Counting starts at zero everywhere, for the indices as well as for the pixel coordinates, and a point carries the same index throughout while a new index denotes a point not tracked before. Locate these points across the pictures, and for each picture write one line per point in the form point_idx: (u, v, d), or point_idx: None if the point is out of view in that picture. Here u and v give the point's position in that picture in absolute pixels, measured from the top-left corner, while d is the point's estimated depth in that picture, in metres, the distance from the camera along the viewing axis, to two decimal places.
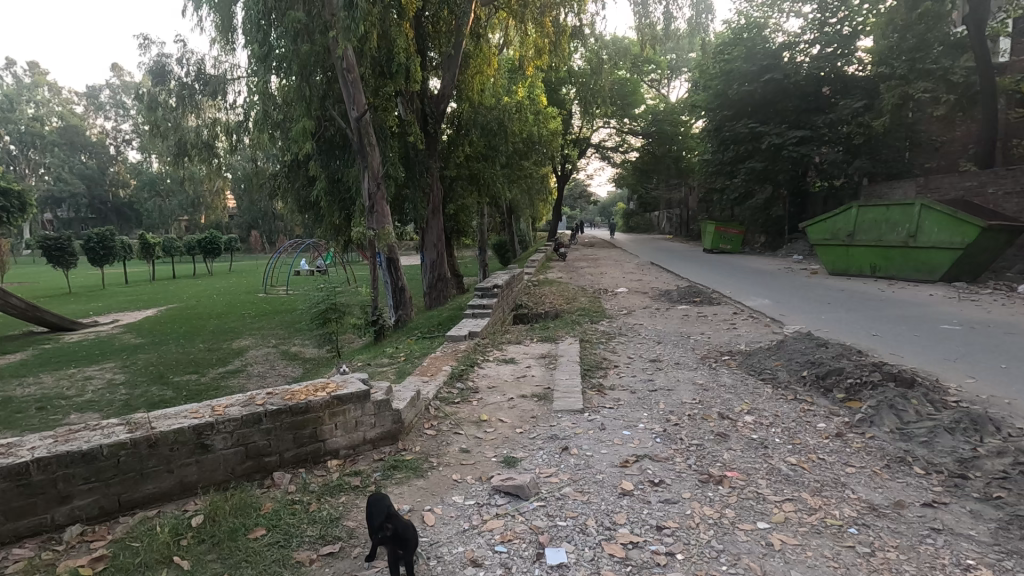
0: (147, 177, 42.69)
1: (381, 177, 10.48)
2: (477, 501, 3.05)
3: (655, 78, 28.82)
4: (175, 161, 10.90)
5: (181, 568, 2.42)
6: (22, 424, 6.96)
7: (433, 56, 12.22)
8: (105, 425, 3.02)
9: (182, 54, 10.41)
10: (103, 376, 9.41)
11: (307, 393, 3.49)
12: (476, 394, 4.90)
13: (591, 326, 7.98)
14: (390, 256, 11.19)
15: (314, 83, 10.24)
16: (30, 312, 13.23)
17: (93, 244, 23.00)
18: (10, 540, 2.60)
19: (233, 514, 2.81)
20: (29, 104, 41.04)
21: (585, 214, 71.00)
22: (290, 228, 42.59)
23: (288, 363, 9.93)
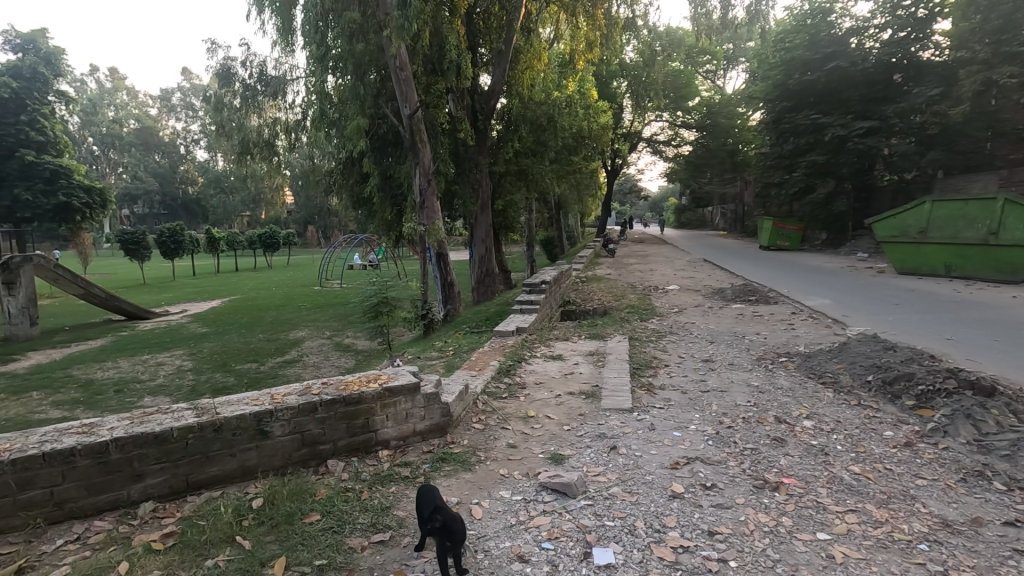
0: (213, 175, 44.99)
1: (431, 173, 10.64)
2: (524, 496, 3.06)
3: (711, 69, 27.89)
4: (238, 160, 11.42)
5: (242, 548, 2.54)
6: (102, 406, 7.50)
7: (484, 52, 12.30)
8: (175, 409, 3.20)
9: (245, 56, 10.88)
10: (172, 362, 10.02)
11: (359, 384, 3.59)
12: (523, 390, 4.92)
13: (640, 324, 7.84)
14: (439, 252, 11.35)
15: (368, 82, 10.49)
16: (110, 301, 14.25)
17: (165, 239, 24.49)
18: (92, 513, 2.81)
19: (290, 499, 2.92)
20: (110, 108, 43.98)
21: (635, 210, 69.79)
22: (344, 224, 43.96)
23: (341, 355, 10.26)
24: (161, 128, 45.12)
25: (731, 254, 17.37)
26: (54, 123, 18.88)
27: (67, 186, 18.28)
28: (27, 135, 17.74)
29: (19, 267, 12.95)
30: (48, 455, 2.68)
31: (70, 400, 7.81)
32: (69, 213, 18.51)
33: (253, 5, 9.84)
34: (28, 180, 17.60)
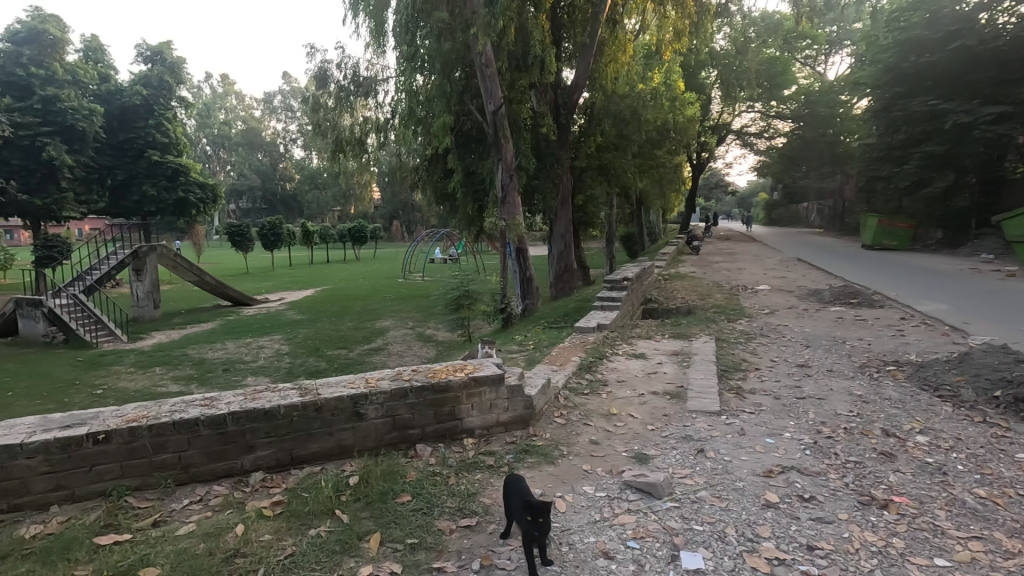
0: (309, 172, 48.02)
1: (514, 169, 10.75)
2: (608, 494, 3.03)
3: (810, 55, 26.04)
4: (332, 157, 12.11)
5: (341, 521, 2.70)
6: (212, 382, 8.28)
7: (568, 46, 12.23)
8: (281, 388, 3.47)
9: (340, 59, 11.50)
10: (272, 345, 10.85)
11: (447, 372, 3.71)
12: (605, 387, 4.87)
13: (727, 324, 7.51)
14: (519, 246, 11.44)
15: (454, 79, 10.77)
16: (219, 287, 15.66)
17: (266, 231, 26.51)
18: (211, 478, 3.09)
19: (383, 479, 3.08)
20: (221, 111, 48.09)
21: (721, 205, 66.70)
22: (427, 218, 45.48)
23: (423, 345, 10.65)
24: (264, 128, 48.74)
25: (829, 253, 16.17)
26: (176, 127, 20.92)
27: (185, 183, 20.23)
28: (154, 137, 19.72)
29: (146, 255, 14.56)
30: (177, 423, 2.99)
31: (187, 376, 8.69)
32: (186, 208, 20.45)
33: (349, 10, 10.38)
34: (154, 178, 19.66)
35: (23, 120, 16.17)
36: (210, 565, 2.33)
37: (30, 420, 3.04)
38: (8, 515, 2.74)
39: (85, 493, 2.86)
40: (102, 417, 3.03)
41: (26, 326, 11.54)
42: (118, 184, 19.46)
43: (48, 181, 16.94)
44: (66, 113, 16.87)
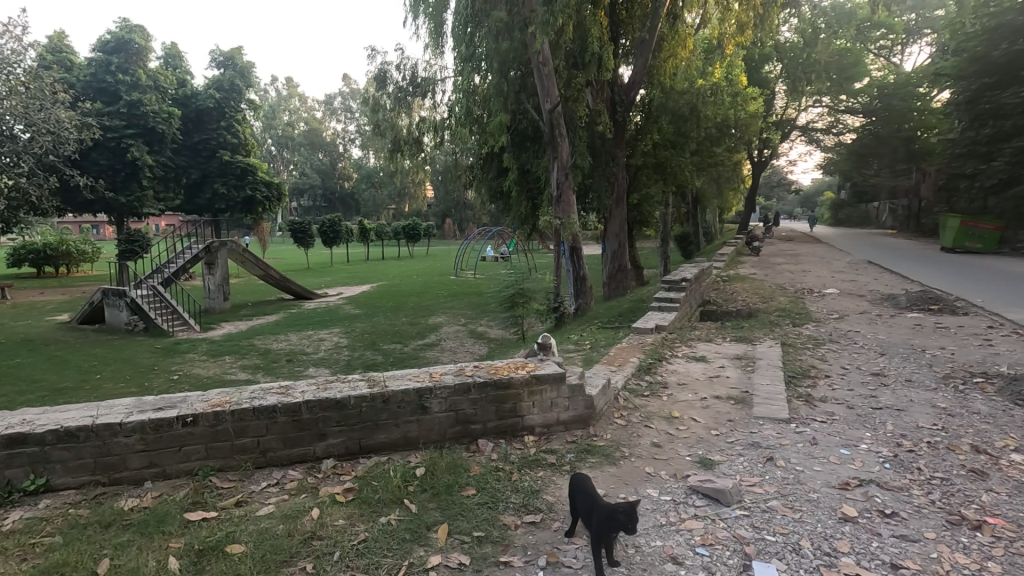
0: (366, 171, 49.40)
1: (569, 167, 10.70)
2: (673, 497, 2.98)
3: (885, 45, 24.55)
4: (390, 157, 12.41)
5: (409, 511, 2.77)
6: (277, 372, 8.67)
7: (625, 43, 11.96)
8: (351, 379, 3.60)
9: (400, 61, 11.77)
10: (331, 338, 11.26)
11: (509, 369, 3.74)
12: (665, 389, 4.78)
13: (793, 329, 7.20)
14: (573, 245, 11.36)
15: (511, 79, 10.83)
16: (282, 282, 16.36)
17: (326, 228, 27.51)
18: (286, 463, 3.24)
19: (448, 471, 3.14)
20: (285, 113, 50.16)
21: (782, 204, 63.99)
22: (478, 217, 45.94)
23: (476, 341, 10.77)
24: (324, 129, 50.56)
25: (903, 256, 15.22)
26: (245, 128, 21.91)
27: (253, 181, 21.22)
28: (224, 138, 20.78)
29: (218, 250, 15.40)
30: (256, 409, 3.16)
31: (253, 365, 9.15)
32: (253, 205, 21.44)
33: (409, 12, 10.61)
34: (225, 177, 20.75)
35: (111, 124, 17.55)
36: (290, 546, 2.45)
37: (126, 402, 3.28)
38: (107, 487, 2.97)
39: (175, 471, 3.06)
40: (189, 401, 3.23)
41: (113, 315, 12.43)
42: (192, 182, 20.62)
43: (132, 179, 18.25)
44: (147, 116, 18.12)
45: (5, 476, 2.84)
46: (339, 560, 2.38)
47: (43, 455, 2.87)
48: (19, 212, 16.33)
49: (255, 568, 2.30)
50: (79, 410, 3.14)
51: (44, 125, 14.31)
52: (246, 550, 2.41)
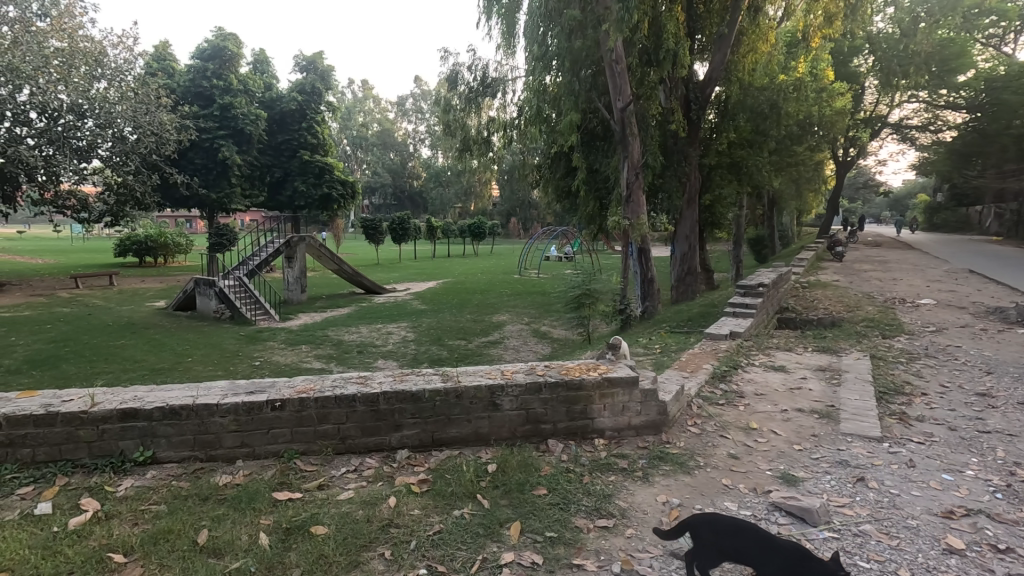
0: (434, 170, 50.48)
1: (640, 167, 10.46)
2: (754, 513, 2.85)
3: (995, 33, 22.31)
4: (459, 157, 12.58)
5: (483, 506, 2.81)
6: (348, 362, 9.04)
7: (702, 38, 11.52)
8: (426, 373, 3.69)
9: (471, 61, 11.93)
10: (399, 332, 11.62)
11: (581, 370, 3.70)
12: (742, 399, 4.58)
13: (882, 341, 6.71)
14: (642, 247, 11.10)
15: (583, 77, 10.74)
16: (355, 277, 17.06)
17: (396, 226, 28.40)
18: (364, 451, 3.37)
19: (519, 469, 3.15)
20: (360, 114, 52.17)
21: (867, 207, 59.91)
22: (544, 216, 45.92)
23: (539, 341, 10.78)
24: (396, 129, 52.20)
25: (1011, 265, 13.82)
26: (324, 129, 23.04)
27: (330, 180, 22.24)
28: (305, 139, 21.91)
29: (297, 245, 16.12)
30: (338, 397, 3.29)
31: (328, 355, 9.60)
32: (329, 203, 22.47)
33: (483, 14, 10.74)
34: (304, 175, 21.85)
35: (205, 125, 18.94)
36: (369, 532, 2.54)
37: (222, 384, 3.51)
38: (204, 463, 3.18)
39: (264, 452, 3.25)
40: (277, 387, 3.42)
41: (204, 303, 13.39)
42: (275, 181, 21.83)
43: (223, 177, 19.50)
44: (237, 118, 19.35)
45: (118, 446, 3.10)
46: (415, 548, 2.45)
47: (150, 430, 3.12)
48: (126, 206, 17.57)
49: (339, 551, 2.40)
50: (181, 390, 3.38)
51: (149, 128, 15.93)
52: (329, 533, 2.52)
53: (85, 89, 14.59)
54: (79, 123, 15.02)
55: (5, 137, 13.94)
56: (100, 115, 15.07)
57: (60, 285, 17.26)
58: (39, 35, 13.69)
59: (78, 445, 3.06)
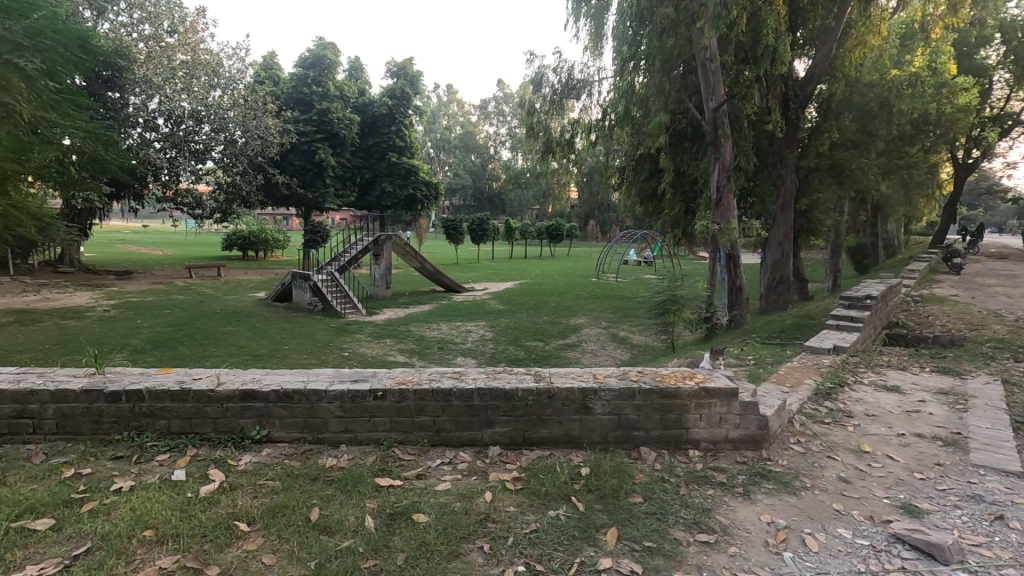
0: (514, 171, 50.95)
1: (731, 169, 9.95)
2: (873, 543, 2.63)
3: None
4: (541, 158, 12.51)
5: (577, 509, 2.79)
6: (430, 357, 9.33)
7: (804, 33, 10.83)
8: (518, 373, 3.72)
9: (557, 63, 11.93)
10: (477, 331, 11.83)
11: (676, 378, 3.57)
12: (851, 419, 4.24)
13: (1016, 365, 5.97)
14: (730, 253, 10.57)
15: (673, 77, 10.41)
16: (436, 275, 17.56)
17: (476, 226, 28.95)
18: (457, 445, 3.44)
19: (613, 475, 3.11)
20: (444, 117, 53.84)
21: (989, 215, 53.69)
22: (623, 219, 45.08)
23: (618, 346, 10.57)
24: (478, 132, 53.28)
25: None
26: (411, 132, 23.91)
27: (415, 181, 23.07)
28: (393, 142, 22.86)
29: (384, 243, 16.74)
30: (435, 391, 3.39)
31: (410, 349, 9.96)
32: (414, 204, 23.29)
33: (571, 15, 10.69)
34: (391, 176, 22.79)
35: (305, 129, 20.27)
36: (467, 524, 2.59)
37: (329, 372, 3.72)
38: (312, 445, 3.37)
39: (365, 438, 3.40)
40: (378, 378, 3.58)
41: (298, 295, 14.35)
42: (365, 181, 22.91)
43: (318, 178, 20.74)
44: (333, 122, 20.52)
45: (239, 424, 3.36)
46: (513, 545, 2.47)
47: (266, 411, 3.37)
48: (233, 204, 18.91)
49: (439, 539, 2.47)
50: (293, 375, 3.63)
51: (255, 132, 17.30)
52: (429, 522, 2.60)
53: (203, 97, 15.99)
54: (198, 128, 16.59)
55: (137, 141, 15.60)
56: (215, 120, 16.53)
57: (177, 274, 19.11)
58: (168, 49, 15.61)
59: (205, 420, 3.35)
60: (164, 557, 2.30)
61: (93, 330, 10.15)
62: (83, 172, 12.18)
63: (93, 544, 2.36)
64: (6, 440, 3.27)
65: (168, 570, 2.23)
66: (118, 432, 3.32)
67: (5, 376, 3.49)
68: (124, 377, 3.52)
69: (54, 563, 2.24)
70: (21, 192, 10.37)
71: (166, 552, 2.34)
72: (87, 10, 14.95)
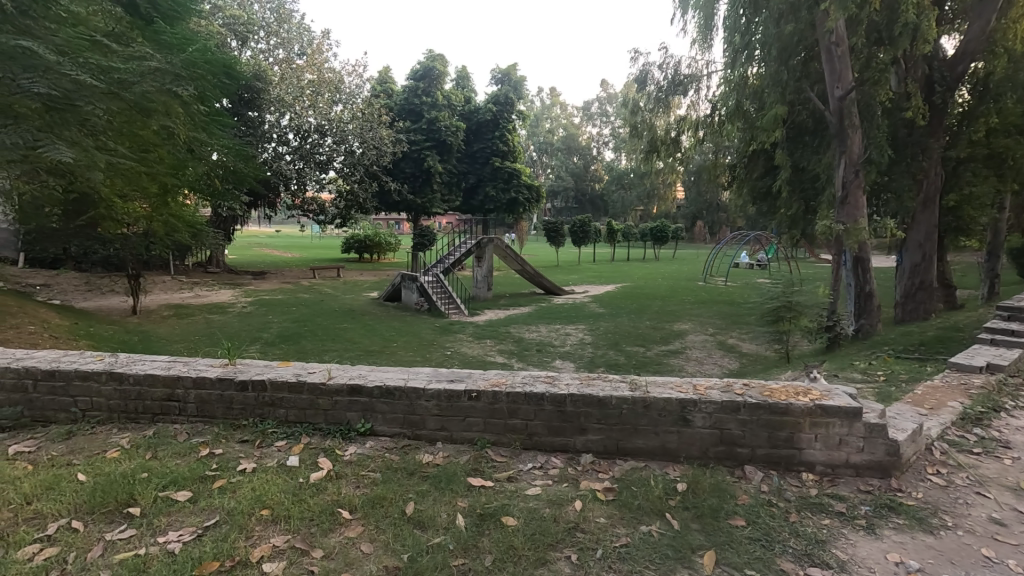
0: (617, 172, 50.08)
1: (860, 163, 8.95)
2: None
3: None
4: (645, 158, 12.13)
5: (671, 526, 2.65)
6: (529, 360, 9.43)
7: (954, 5, 9.55)
8: (613, 380, 3.63)
9: (663, 59, 11.53)
10: (576, 334, 11.75)
11: (787, 394, 3.27)
12: (1009, 451, 3.63)
13: None
14: (859, 256, 9.50)
15: (793, 65, 9.62)
16: (536, 277, 17.71)
17: (576, 228, 28.78)
18: (549, 450, 3.41)
19: (712, 493, 2.93)
20: (546, 121, 54.29)
21: None
22: (733, 220, 42.60)
23: (725, 354, 9.97)
24: (581, 134, 53.04)
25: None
26: (514, 136, 24.31)
27: (517, 185, 23.41)
28: (497, 147, 23.39)
29: (486, 246, 17.11)
30: (528, 395, 3.40)
31: (509, 351, 10.10)
32: (515, 207, 23.70)
33: (679, 9, 10.27)
34: (495, 180, 23.35)
35: (415, 138, 21.39)
36: (555, 531, 2.57)
37: (427, 371, 3.86)
38: (411, 440, 3.52)
39: (459, 437, 3.49)
40: (473, 378, 3.67)
41: (408, 296, 15.13)
42: (470, 186, 23.67)
43: (427, 184, 21.76)
44: (441, 130, 21.47)
45: (346, 416, 3.60)
46: (602, 558, 2.41)
47: (370, 405, 3.57)
48: (352, 210, 20.42)
49: (527, 545, 2.47)
50: (395, 372, 3.83)
51: (371, 142, 18.66)
52: (518, 525, 2.61)
53: (327, 112, 17.55)
54: (322, 141, 18.13)
55: (272, 154, 17.38)
56: (337, 133, 17.98)
57: (303, 275, 20.98)
58: (298, 70, 17.24)
59: (317, 411, 3.62)
60: (277, 536, 2.51)
61: (231, 325, 11.41)
62: (227, 184, 13.75)
63: (221, 517, 2.64)
64: (158, 418, 3.76)
65: (279, 548, 2.44)
66: (245, 418, 3.69)
67: (159, 363, 4.01)
68: (252, 368, 3.92)
69: (189, 531, 2.54)
70: (178, 202, 12.00)
71: (281, 531, 2.57)
72: (233, 40, 16.90)
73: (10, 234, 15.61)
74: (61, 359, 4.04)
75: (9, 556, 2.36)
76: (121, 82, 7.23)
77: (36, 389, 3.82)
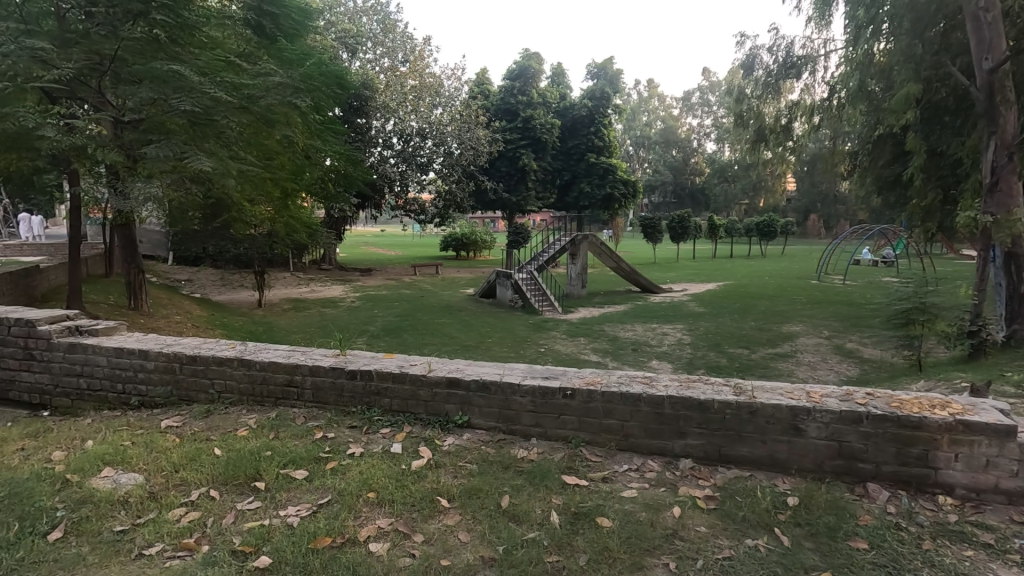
0: (719, 165, 47.51)
1: (1015, 145, 7.71)
2: None
3: None
4: (752, 149, 11.40)
5: (781, 542, 2.47)
6: (624, 359, 9.24)
7: None
8: (715, 382, 3.45)
9: (773, 41, 10.73)
10: (674, 334, 11.30)
11: (920, 406, 2.93)
12: None
13: None
14: (1012, 251, 8.22)
15: (929, 37, 8.55)
16: (632, 275, 17.26)
17: (675, 224, 27.69)
18: (647, 452, 3.31)
19: (829, 510, 2.69)
20: (643, 114, 52.78)
21: None
22: (852, 212, 38.80)
23: (844, 359, 9.12)
24: (680, 126, 51.00)
25: None
26: (610, 131, 23.86)
27: (613, 180, 22.97)
28: (592, 142, 23.11)
29: (580, 243, 16.90)
30: (625, 395, 3.32)
31: (603, 349, 9.97)
32: (611, 203, 23.24)
33: None
34: (590, 176, 23.07)
35: (510, 137, 21.68)
36: (652, 537, 2.49)
37: (522, 368, 3.89)
38: (506, 434, 3.58)
39: (554, 434, 3.49)
40: (568, 376, 3.66)
41: (502, 293, 15.43)
42: (564, 183, 23.59)
43: (521, 182, 21.97)
44: (536, 128, 21.62)
45: (445, 408, 3.73)
46: (702, 568, 2.31)
47: (467, 398, 3.68)
48: (450, 210, 21.16)
49: (623, 548, 2.42)
50: (491, 367, 3.91)
51: (469, 143, 19.14)
52: (613, 527, 2.56)
53: (428, 115, 18.25)
54: (423, 143, 18.93)
55: (377, 158, 18.46)
56: (437, 135, 18.69)
57: (405, 272, 22.08)
58: (401, 77, 18.12)
59: (418, 402, 3.79)
60: (381, 519, 2.66)
61: (341, 318, 12.27)
62: (338, 188, 14.78)
63: (333, 497, 2.85)
64: (280, 402, 4.13)
65: (384, 530, 2.58)
66: (354, 405, 3.95)
67: (280, 352, 4.41)
68: (359, 359, 4.18)
69: (306, 507, 2.77)
70: (297, 206, 13.12)
71: (385, 513, 2.72)
72: (345, 53, 18.16)
73: (162, 236, 18.11)
74: (201, 346, 4.55)
75: (163, 516, 2.71)
76: (250, 96, 8.02)
77: (182, 371, 4.33)
